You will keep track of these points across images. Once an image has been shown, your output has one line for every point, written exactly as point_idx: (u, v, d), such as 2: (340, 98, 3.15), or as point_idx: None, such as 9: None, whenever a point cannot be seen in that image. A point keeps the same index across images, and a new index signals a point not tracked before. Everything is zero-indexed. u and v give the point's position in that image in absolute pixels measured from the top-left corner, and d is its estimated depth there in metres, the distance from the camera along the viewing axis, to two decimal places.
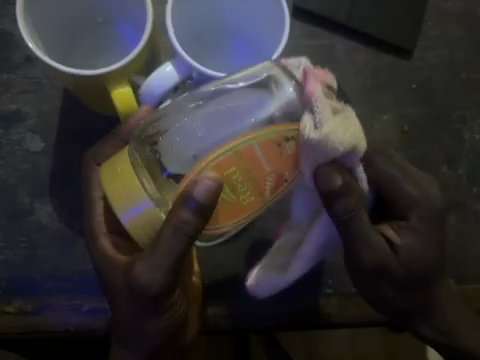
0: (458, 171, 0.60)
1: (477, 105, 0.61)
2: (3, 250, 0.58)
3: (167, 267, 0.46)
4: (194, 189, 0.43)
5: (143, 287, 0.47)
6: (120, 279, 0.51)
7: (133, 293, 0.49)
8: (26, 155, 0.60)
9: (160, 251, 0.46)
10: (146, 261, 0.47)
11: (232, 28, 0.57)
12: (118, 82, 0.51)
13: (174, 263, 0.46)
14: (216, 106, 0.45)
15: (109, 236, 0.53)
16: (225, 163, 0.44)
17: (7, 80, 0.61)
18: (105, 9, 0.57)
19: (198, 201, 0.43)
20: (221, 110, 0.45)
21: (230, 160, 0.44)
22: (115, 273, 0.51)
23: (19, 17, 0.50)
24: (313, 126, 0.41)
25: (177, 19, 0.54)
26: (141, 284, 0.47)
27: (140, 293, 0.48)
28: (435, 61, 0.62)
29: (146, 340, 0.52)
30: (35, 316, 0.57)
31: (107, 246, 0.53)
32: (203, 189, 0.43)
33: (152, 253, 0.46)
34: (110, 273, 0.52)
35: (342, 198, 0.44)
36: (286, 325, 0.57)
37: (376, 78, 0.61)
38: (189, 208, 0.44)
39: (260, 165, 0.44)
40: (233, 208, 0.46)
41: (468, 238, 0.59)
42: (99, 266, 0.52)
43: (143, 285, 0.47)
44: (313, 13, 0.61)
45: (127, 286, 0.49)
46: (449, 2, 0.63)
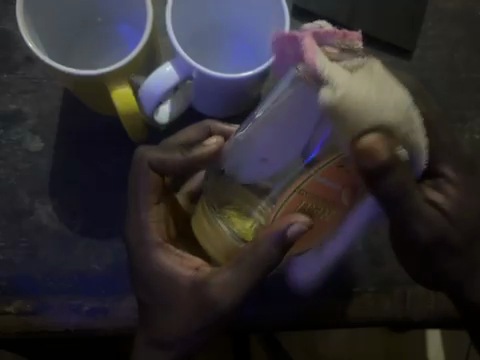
0: None
1: (476, 104, 0.61)
2: (2, 249, 0.58)
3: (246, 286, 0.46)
4: (288, 229, 0.41)
5: (216, 305, 0.47)
6: (182, 292, 0.49)
7: (205, 313, 0.48)
8: (26, 156, 0.60)
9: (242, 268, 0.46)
10: (224, 276, 0.47)
11: (231, 27, 0.57)
12: (119, 82, 0.51)
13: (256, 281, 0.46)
14: (266, 112, 0.36)
15: (163, 245, 0.51)
16: (294, 198, 0.39)
17: (7, 80, 0.61)
18: (105, 9, 0.57)
19: (286, 236, 0.41)
20: (280, 127, 0.35)
21: (311, 186, 0.38)
22: (173, 287, 0.50)
23: (19, 17, 0.50)
24: (322, 86, 0.31)
25: (177, 21, 0.54)
26: (219, 303, 0.47)
27: (213, 309, 0.48)
28: (435, 61, 0.62)
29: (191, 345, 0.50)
30: (35, 317, 0.57)
31: (161, 256, 0.51)
32: (297, 229, 0.41)
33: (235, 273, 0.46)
34: (171, 291, 0.50)
35: (386, 177, 0.37)
36: (287, 324, 0.57)
37: None
38: (275, 238, 0.42)
39: (328, 187, 0.37)
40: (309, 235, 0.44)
41: None
42: (152, 276, 0.51)
43: (220, 304, 0.47)
44: (313, 14, 0.61)
45: (197, 304, 0.48)
46: (449, 2, 0.63)
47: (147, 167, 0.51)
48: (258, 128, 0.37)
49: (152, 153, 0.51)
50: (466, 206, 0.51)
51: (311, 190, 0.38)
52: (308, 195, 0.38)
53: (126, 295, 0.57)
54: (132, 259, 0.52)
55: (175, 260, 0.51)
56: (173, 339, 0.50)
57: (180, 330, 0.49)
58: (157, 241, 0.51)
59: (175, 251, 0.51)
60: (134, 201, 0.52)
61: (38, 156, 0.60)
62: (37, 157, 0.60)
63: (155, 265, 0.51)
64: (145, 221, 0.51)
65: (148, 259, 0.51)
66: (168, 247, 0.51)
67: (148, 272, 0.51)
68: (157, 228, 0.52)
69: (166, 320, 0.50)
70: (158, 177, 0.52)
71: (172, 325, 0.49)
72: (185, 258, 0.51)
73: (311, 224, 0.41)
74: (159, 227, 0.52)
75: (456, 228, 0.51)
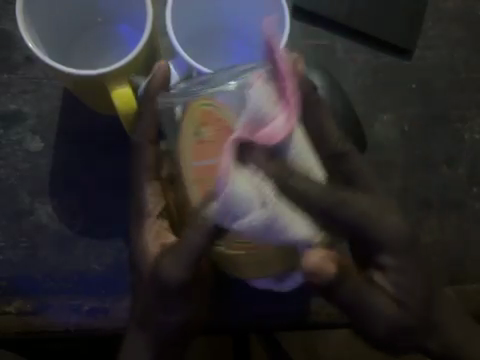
0: (458, 170, 0.60)
1: (476, 104, 0.61)
2: (3, 250, 0.58)
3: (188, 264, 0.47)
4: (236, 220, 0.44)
5: (172, 283, 0.48)
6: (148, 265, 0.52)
7: (155, 286, 0.49)
8: (26, 156, 0.60)
9: (182, 255, 0.46)
10: (168, 257, 0.47)
11: (231, 27, 0.57)
12: (119, 82, 0.51)
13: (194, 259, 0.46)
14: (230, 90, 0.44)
15: (153, 219, 0.53)
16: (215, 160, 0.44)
17: (6, 80, 0.61)
18: (105, 9, 0.57)
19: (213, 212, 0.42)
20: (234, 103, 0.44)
21: (214, 148, 0.46)
22: (146, 262, 0.52)
23: (19, 18, 0.50)
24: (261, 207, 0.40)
25: (178, 20, 0.54)
26: (171, 283, 0.48)
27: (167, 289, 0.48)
28: (436, 61, 0.62)
29: (161, 326, 0.51)
30: (35, 317, 0.57)
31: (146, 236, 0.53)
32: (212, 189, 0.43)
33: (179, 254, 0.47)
34: (144, 264, 0.52)
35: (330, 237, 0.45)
36: (287, 322, 0.57)
37: (376, 78, 0.61)
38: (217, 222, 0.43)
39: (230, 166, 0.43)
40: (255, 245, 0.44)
41: (467, 239, 0.59)
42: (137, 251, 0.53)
43: (170, 283, 0.48)
44: (313, 14, 0.61)
45: (154, 284, 0.49)
46: (449, 2, 0.63)
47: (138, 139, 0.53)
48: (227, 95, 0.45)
49: (143, 127, 0.53)
50: (410, 292, 0.48)
51: (214, 151, 0.46)
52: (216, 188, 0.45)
53: (126, 294, 0.58)
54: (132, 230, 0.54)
55: (153, 236, 0.53)
56: (142, 315, 0.51)
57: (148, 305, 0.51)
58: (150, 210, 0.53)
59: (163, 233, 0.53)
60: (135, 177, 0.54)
61: (38, 156, 0.60)
62: (37, 157, 0.60)
63: (141, 242, 0.53)
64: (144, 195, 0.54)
65: (138, 226, 0.54)
66: (163, 222, 0.54)
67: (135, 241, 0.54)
68: (154, 197, 0.54)
69: (139, 289, 0.52)
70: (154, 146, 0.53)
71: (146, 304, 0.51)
72: (164, 235, 0.53)
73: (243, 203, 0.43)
74: (156, 200, 0.54)
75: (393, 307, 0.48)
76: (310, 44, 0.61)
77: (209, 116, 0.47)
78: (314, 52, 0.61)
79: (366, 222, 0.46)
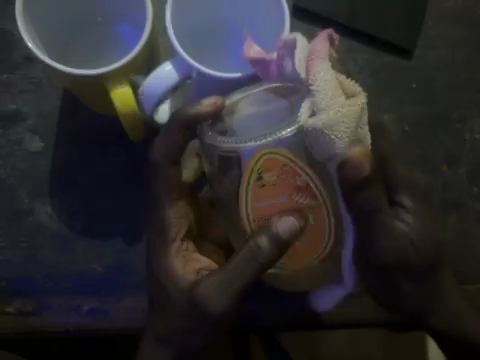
0: (459, 170, 0.60)
1: (477, 104, 0.61)
2: (3, 250, 0.58)
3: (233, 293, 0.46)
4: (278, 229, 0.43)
5: (211, 312, 0.47)
6: (180, 294, 0.49)
7: (193, 309, 0.48)
8: (26, 156, 0.60)
9: (229, 272, 0.46)
10: (213, 277, 0.47)
11: (231, 26, 0.57)
12: (119, 82, 0.51)
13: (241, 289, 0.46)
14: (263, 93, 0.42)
15: (174, 244, 0.51)
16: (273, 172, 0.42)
17: (6, 80, 0.61)
18: (105, 9, 0.57)
19: (282, 235, 0.43)
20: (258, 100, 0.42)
21: (285, 199, 0.43)
22: (173, 286, 0.50)
23: (19, 18, 0.50)
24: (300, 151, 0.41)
25: (178, 19, 0.54)
26: (210, 309, 0.47)
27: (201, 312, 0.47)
28: (436, 61, 0.61)
29: (185, 348, 0.51)
30: (34, 316, 0.57)
31: (172, 261, 0.50)
32: (285, 227, 0.43)
33: (222, 275, 0.46)
34: (171, 288, 0.50)
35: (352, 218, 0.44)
36: (288, 323, 0.57)
37: (376, 78, 0.61)
38: (268, 238, 0.44)
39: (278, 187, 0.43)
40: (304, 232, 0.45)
41: (468, 239, 0.59)
42: (162, 277, 0.50)
43: (209, 309, 0.47)
44: (313, 13, 0.61)
45: (190, 304, 0.48)
46: (449, 2, 0.62)
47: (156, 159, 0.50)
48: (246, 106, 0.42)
49: (163, 145, 0.49)
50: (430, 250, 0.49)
51: (277, 195, 0.43)
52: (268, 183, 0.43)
53: (126, 294, 0.57)
54: (150, 254, 0.52)
55: (180, 260, 0.50)
56: (170, 337, 0.50)
57: (179, 330, 0.50)
58: (173, 233, 0.51)
59: (185, 252, 0.51)
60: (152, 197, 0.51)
61: (38, 156, 0.60)
62: (37, 157, 0.60)
63: (165, 265, 0.50)
64: (168, 219, 0.51)
65: (160, 251, 0.51)
66: (182, 245, 0.51)
67: (157, 261, 0.51)
68: (177, 220, 0.51)
69: (163, 313, 0.51)
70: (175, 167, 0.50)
71: (170, 319, 0.50)
72: (188, 258, 0.51)
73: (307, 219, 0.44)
74: (180, 223, 0.51)
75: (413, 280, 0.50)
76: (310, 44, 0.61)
77: (275, 162, 0.42)
78: None
79: (395, 180, 0.49)
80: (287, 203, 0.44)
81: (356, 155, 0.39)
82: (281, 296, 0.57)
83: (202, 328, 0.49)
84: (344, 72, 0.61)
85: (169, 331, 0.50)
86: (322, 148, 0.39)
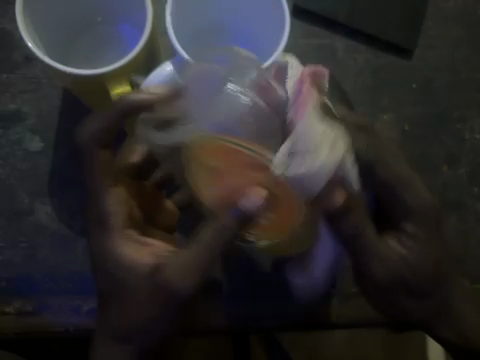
0: (459, 171, 0.60)
1: (477, 104, 0.61)
2: (2, 250, 0.58)
3: (205, 264, 0.47)
4: (244, 201, 0.45)
5: (181, 291, 0.48)
6: (139, 279, 0.49)
7: (161, 294, 0.48)
8: (26, 155, 0.60)
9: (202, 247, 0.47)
10: (174, 262, 0.48)
11: (232, 26, 0.57)
12: (119, 82, 0.51)
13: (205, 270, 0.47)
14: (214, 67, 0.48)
15: (123, 229, 0.51)
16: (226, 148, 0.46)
17: (6, 80, 0.61)
18: (105, 9, 0.57)
19: (247, 212, 0.45)
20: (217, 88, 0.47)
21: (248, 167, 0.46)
22: (132, 276, 0.49)
23: (19, 18, 0.50)
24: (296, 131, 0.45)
25: (178, 20, 0.54)
26: (179, 288, 0.47)
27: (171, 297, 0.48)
28: (436, 61, 0.61)
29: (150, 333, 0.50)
30: (34, 317, 0.57)
31: (122, 247, 0.50)
32: (255, 201, 0.45)
33: (187, 252, 0.47)
34: (126, 280, 0.49)
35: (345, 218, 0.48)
36: (289, 323, 0.57)
37: (377, 78, 0.61)
38: (234, 215, 0.45)
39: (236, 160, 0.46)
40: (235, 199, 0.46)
41: (468, 239, 0.59)
42: (110, 262, 0.50)
43: (179, 287, 0.47)
44: (313, 14, 0.61)
45: (153, 290, 0.48)
46: (449, 2, 0.62)
47: (93, 149, 0.51)
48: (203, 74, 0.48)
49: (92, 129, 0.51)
50: (423, 261, 0.51)
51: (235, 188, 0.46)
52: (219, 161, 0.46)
53: None
54: (90, 240, 0.51)
55: (131, 246, 0.50)
56: (137, 326, 0.49)
57: (139, 320, 0.49)
58: (118, 225, 0.50)
59: (135, 236, 0.51)
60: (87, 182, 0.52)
61: (38, 156, 0.60)
62: (37, 157, 0.60)
63: (113, 249, 0.50)
64: (108, 208, 0.51)
65: (108, 237, 0.50)
66: (128, 235, 0.51)
67: (100, 250, 0.50)
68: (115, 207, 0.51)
69: (121, 306, 0.49)
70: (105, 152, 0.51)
71: (127, 313, 0.49)
72: (146, 248, 0.50)
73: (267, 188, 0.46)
74: (122, 210, 0.51)
75: (411, 293, 0.51)
76: (310, 44, 0.61)
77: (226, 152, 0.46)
78: (314, 52, 0.61)
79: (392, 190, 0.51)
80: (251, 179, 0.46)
81: (333, 196, 0.47)
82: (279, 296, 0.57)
83: (170, 312, 0.49)
84: (344, 72, 0.61)
85: (134, 326, 0.49)
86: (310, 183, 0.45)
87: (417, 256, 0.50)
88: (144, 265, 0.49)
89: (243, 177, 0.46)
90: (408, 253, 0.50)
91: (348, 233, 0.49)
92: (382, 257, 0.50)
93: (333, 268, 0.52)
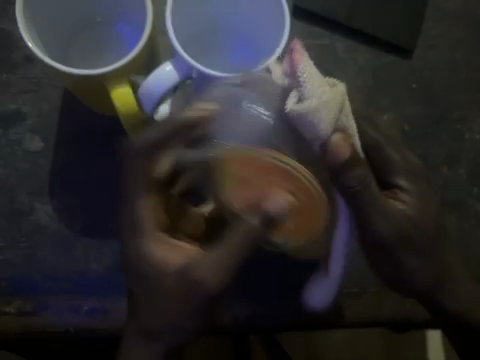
0: (459, 171, 0.60)
1: (477, 104, 0.61)
2: (3, 250, 0.58)
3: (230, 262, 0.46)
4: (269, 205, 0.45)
5: (210, 290, 0.47)
6: (167, 277, 0.48)
7: (191, 296, 0.48)
8: (26, 155, 0.60)
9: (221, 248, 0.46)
10: (204, 262, 0.47)
11: (232, 26, 0.57)
12: (119, 82, 0.51)
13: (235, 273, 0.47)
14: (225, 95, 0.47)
15: (155, 232, 0.49)
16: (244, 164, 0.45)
17: (6, 80, 0.61)
18: (105, 9, 0.57)
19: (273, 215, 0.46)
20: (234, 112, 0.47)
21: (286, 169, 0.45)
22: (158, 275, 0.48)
23: (19, 17, 0.50)
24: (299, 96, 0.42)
25: (178, 20, 0.54)
26: (208, 287, 0.47)
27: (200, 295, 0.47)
28: (436, 61, 0.61)
29: (170, 338, 0.50)
30: (34, 316, 0.57)
31: (152, 250, 0.49)
32: (280, 205, 0.45)
33: (212, 255, 0.47)
34: (157, 279, 0.48)
35: (346, 174, 0.45)
36: (292, 322, 0.57)
37: (377, 78, 0.61)
38: (262, 220, 0.45)
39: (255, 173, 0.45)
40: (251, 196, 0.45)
41: (468, 239, 0.59)
42: (139, 262, 0.49)
43: (206, 285, 0.47)
44: (313, 14, 0.61)
45: (177, 286, 0.48)
46: (449, 2, 0.62)
47: (136, 147, 0.50)
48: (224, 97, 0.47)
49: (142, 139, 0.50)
50: (426, 222, 0.52)
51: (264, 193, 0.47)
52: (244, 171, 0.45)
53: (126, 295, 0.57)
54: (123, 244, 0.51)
55: (164, 248, 0.49)
56: (160, 329, 0.49)
57: (169, 318, 0.49)
58: (147, 227, 0.49)
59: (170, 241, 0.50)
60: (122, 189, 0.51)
61: (38, 156, 0.60)
62: (37, 157, 0.60)
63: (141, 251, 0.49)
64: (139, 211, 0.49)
65: (133, 243, 0.50)
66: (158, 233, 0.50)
67: (129, 254, 0.50)
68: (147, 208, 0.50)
69: (143, 308, 0.50)
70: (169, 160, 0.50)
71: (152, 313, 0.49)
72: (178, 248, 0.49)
73: (299, 194, 0.45)
74: (152, 214, 0.50)
75: (414, 254, 0.52)
76: (310, 44, 0.61)
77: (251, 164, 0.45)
78: (314, 52, 0.61)
79: (388, 156, 0.52)
80: (274, 189, 0.45)
81: (336, 143, 0.43)
82: (281, 296, 0.57)
83: (197, 313, 0.49)
84: (344, 72, 0.61)
85: (158, 328, 0.49)
86: (310, 132, 0.43)
87: (418, 211, 0.52)
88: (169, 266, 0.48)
89: (266, 185, 0.45)
90: (407, 207, 0.52)
91: (355, 207, 0.48)
92: (388, 214, 0.50)
93: (342, 236, 0.49)
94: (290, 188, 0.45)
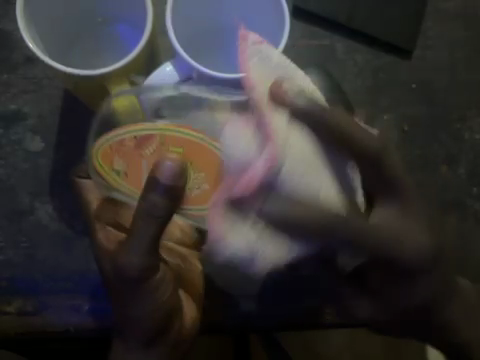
0: (458, 171, 0.60)
1: (476, 104, 0.61)
2: (3, 250, 0.58)
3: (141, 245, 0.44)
4: (161, 168, 0.42)
5: (131, 271, 0.45)
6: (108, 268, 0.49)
7: (121, 278, 0.46)
8: (26, 155, 0.60)
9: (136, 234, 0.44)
10: (128, 244, 0.44)
11: (232, 27, 0.57)
12: (119, 83, 0.51)
13: (153, 241, 0.44)
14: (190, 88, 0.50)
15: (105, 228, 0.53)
16: (141, 139, 0.48)
17: (6, 80, 0.61)
18: (104, 9, 0.57)
19: (170, 185, 0.42)
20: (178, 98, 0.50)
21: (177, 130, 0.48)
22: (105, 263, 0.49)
23: (19, 17, 0.50)
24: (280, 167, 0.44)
25: (178, 20, 0.54)
26: (128, 270, 0.45)
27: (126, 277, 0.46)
28: (436, 61, 0.62)
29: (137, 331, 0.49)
30: (35, 317, 0.57)
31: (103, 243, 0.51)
32: (170, 165, 0.43)
33: (133, 234, 0.44)
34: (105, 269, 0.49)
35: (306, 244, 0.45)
36: (288, 323, 0.57)
37: (376, 78, 0.61)
38: (160, 193, 0.42)
39: (125, 151, 0.48)
40: (133, 169, 0.49)
41: (468, 239, 0.59)
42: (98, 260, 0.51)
43: (126, 267, 0.45)
44: (313, 14, 0.61)
45: (112, 267, 0.47)
46: (449, 2, 0.63)
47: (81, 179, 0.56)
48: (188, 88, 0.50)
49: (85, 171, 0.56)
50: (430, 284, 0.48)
51: (139, 175, 0.49)
52: (118, 156, 0.49)
53: None
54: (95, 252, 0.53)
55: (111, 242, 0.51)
56: (126, 317, 0.49)
57: (126, 309, 0.48)
58: (98, 225, 0.53)
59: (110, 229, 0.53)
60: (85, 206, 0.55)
61: (38, 156, 0.60)
62: (37, 157, 0.60)
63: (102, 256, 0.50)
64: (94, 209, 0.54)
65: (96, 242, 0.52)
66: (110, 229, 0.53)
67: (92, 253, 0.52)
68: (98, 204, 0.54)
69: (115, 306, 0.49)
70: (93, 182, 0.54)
71: (127, 307, 0.48)
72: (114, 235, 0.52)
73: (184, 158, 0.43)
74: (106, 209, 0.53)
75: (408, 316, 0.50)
76: (310, 44, 0.62)
77: (109, 157, 0.49)
78: (314, 52, 0.61)
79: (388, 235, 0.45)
80: (156, 152, 0.48)
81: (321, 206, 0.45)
82: (277, 297, 0.58)
83: (138, 295, 0.47)
84: (344, 72, 0.61)
85: (122, 318, 0.49)
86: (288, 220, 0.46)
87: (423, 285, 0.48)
88: (110, 249, 0.49)
89: (161, 152, 0.48)
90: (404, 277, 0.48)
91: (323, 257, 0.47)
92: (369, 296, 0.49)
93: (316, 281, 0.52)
94: (184, 146, 0.48)
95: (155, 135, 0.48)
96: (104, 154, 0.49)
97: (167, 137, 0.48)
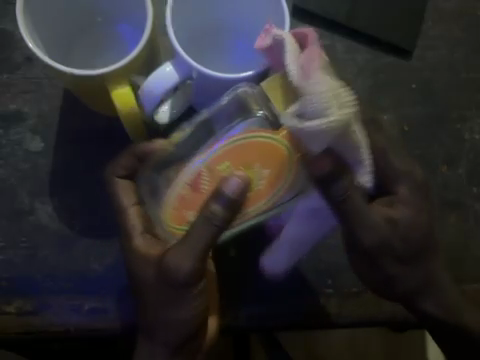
0: (458, 170, 0.60)
1: (476, 104, 0.61)
2: (3, 249, 0.58)
3: (198, 250, 0.46)
4: (225, 185, 0.43)
5: (180, 275, 0.47)
6: (148, 265, 0.50)
7: (167, 279, 0.48)
8: (26, 155, 0.60)
9: (191, 240, 0.45)
10: (179, 248, 0.46)
11: (232, 27, 0.57)
12: (119, 83, 0.51)
13: (205, 246, 0.46)
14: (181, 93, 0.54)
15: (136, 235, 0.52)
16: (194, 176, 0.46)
17: (7, 80, 0.61)
18: (105, 9, 0.57)
19: (232, 198, 0.43)
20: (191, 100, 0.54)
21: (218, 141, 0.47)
22: (144, 264, 0.50)
23: (20, 17, 0.50)
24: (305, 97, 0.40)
25: (178, 21, 0.54)
26: (178, 272, 0.47)
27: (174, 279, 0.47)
28: (436, 61, 0.62)
29: (166, 336, 0.50)
30: (35, 316, 0.57)
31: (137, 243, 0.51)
32: (236, 183, 0.43)
33: (190, 237, 0.45)
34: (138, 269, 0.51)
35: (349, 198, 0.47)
36: (289, 323, 0.57)
37: (376, 78, 0.61)
38: (221, 204, 0.44)
39: (183, 196, 0.46)
40: (195, 201, 0.47)
41: (468, 238, 0.59)
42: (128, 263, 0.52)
43: (176, 274, 0.47)
44: (313, 14, 0.61)
45: (160, 274, 0.48)
46: (449, 2, 0.63)
47: (117, 177, 0.54)
48: (182, 97, 0.54)
49: (115, 168, 0.54)
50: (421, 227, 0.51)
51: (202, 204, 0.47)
52: (180, 201, 0.46)
53: (127, 294, 0.58)
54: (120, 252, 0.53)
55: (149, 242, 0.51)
56: (156, 322, 0.51)
57: (160, 310, 0.50)
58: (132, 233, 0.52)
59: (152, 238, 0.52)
60: (116, 206, 0.54)
61: (38, 156, 0.60)
62: (37, 157, 0.60)
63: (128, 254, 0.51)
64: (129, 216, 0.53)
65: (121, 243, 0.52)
66: (147, 236, 0.52)
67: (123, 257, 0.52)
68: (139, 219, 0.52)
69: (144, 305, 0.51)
70: (130, 181, 0.54)
71: (150, 307, 0.51)
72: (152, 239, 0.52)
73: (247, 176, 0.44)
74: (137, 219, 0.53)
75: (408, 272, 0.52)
76: None
77: (181, 217, 0.47)
78: None
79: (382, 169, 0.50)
80: (215, 175, 0.45)
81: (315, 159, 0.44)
82: (282, 297, 0.57)
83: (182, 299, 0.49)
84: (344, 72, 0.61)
85: (151, 317, 0.51)
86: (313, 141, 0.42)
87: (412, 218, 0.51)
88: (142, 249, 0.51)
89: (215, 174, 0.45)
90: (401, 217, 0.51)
91: (339, 197, 0.46)
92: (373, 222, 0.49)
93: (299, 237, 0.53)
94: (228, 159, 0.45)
95: (201, 166, 0.45)
96: (174, 214, 0.47)
97: (239, 151, 0.45)
